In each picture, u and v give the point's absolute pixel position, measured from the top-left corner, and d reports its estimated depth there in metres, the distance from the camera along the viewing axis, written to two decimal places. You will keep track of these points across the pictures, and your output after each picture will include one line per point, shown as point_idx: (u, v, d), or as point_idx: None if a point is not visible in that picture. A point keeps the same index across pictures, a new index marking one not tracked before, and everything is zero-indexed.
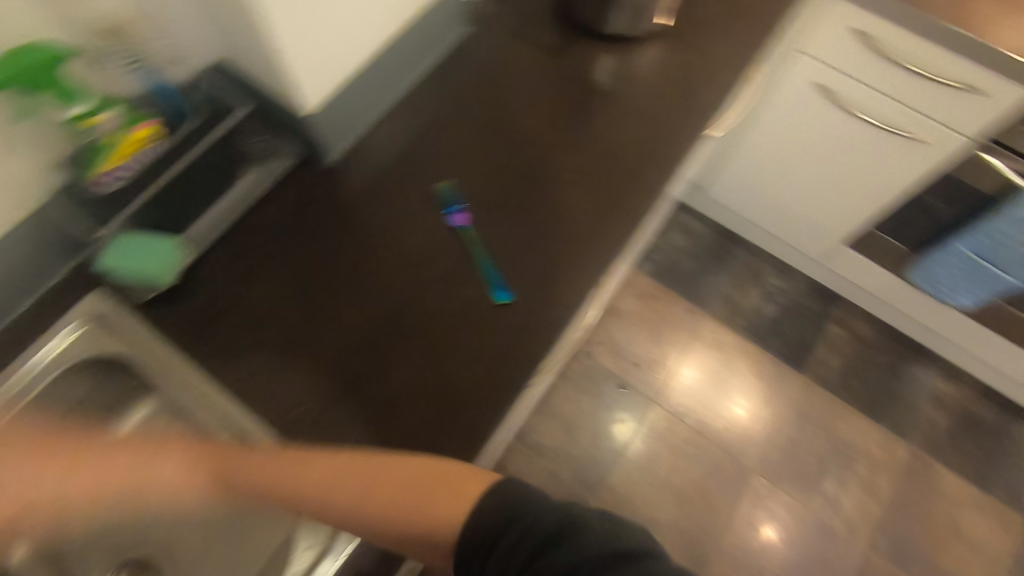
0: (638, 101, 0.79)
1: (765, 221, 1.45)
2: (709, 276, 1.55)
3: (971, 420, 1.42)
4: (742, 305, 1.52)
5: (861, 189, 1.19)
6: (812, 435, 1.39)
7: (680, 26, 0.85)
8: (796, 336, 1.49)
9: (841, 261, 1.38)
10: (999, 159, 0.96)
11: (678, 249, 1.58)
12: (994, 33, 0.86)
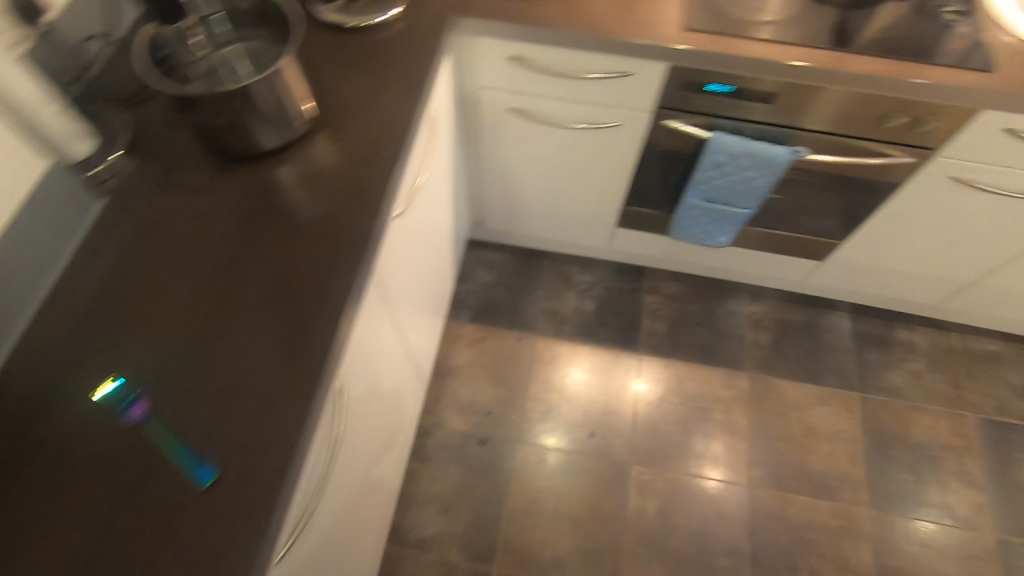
0: (308, 208, 0.77)
1: (546, 229, 1.49)
2: (524, 298, 1.58)
3: (787, 329, 1.55)
4: (563, 313, 1.56)
5: (597, 179, 1.25)
6: (666, 404, 1.44)
7: (334, 118, 0.86)
8: (620, 320, 1.56)
9: (621, 241, 1.46)
10: (679, 119, 1.06)
11: (487, 285, 1.59)
12: (615, 25, 0.94)
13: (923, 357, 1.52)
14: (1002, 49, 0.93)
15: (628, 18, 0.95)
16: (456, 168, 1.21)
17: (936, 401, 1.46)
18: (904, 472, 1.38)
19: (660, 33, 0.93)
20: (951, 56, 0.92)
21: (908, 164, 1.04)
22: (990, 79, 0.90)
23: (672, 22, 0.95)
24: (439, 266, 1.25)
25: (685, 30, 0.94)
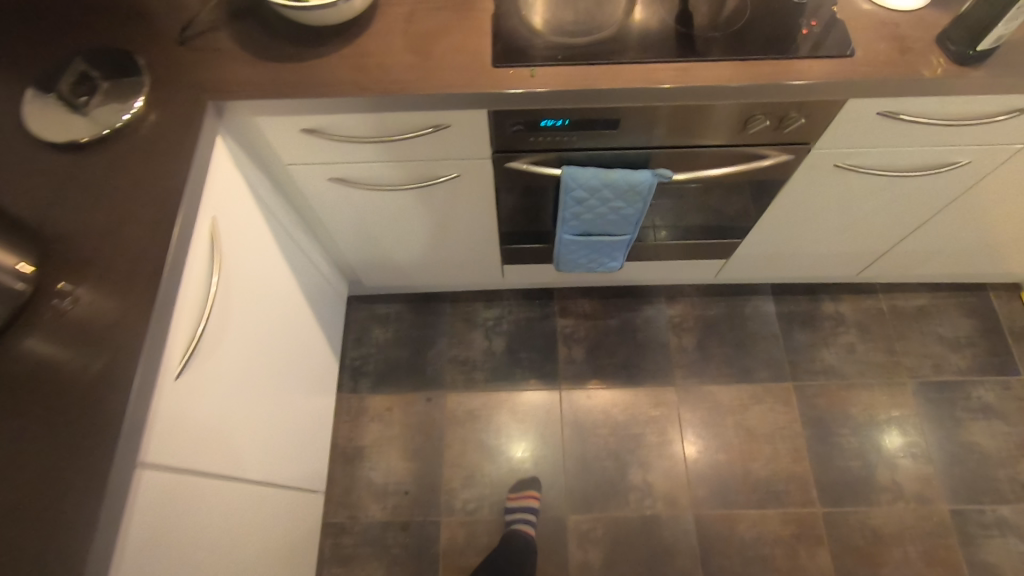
0: (32, 411, 0.61)
1: (429, 276, 1.34)
2: (427, 352, 1.43)
3: (710, 327, 1.45)
4: (472, 359, 1.42)
5: (459, 227, 1.10)
6: (596, 437, 1.34)
7: (67, 270, 0.68)
8: (534, 355, 1.43)
9: (512, 274, 1.32)
10: (522, 159, 0.90)
11: (385, 345, 1.44)
12: (410, 77, 0.77)
13: (853, 328, 1.44)
14: (862, 22, 0.79)
15: (425, 63, 0.78)
16: (291, 250, 1.04)
17: (872, 373, 1.39)
18: (850, 459, 1.31)
19: (466, 77, 0.77)
20: (806, 42, 0.78)
21: (785, 161, 0.91)
22: (852, 64, 0.76)
23: (480, 57, 0.78)
24: (301, 359, 1.10)
25: (496, 65, 0.77)
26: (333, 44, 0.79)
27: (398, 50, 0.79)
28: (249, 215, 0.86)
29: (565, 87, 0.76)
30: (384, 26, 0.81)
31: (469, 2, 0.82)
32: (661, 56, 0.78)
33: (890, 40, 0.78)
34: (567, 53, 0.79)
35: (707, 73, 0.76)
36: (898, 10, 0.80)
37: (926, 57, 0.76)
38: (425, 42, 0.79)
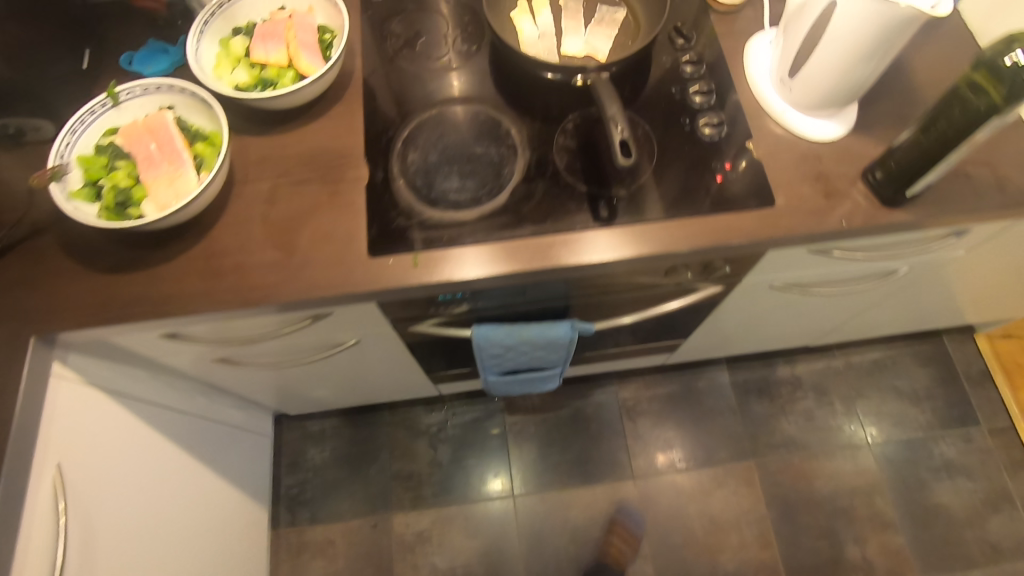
0: None
1: (361, 398, 1.23)
2: (369, 469, 1.34)
3: (665, 406, 1.38)
4: (417, 472, 1.33)
5: (378, 370, 1.00)
6: (554, 546, 1.27)
7: None
8: (483, 460, 1.34)
9: (449, 388, 1.22)
10: (427, 321, 0.80)
11: (323, 466, 1.34)
12: (273, 280, 0.66)
13: (810, 391, 1.38)
14: (781, 159, 0.70)
15: (290, 260, 0.67)
16: (184, 427, 0.92)
17: (833, 440, 1.34)
18: (816, 539, 1.27)
19: (339, 274, 0.66)
20: (721, 191, 0.69)
21: (715, 293, 0.83)
22: (773, 216, 0.68)
23: (353, 246, 0.67)
24: (214, 534, 1.00)
25: (372, 255, 0.67)
26: (182, 241, 0.68)
27: (258, 244, 0.68)
28: (113, 431, 0.75)
29: (453, 275, 0.66)
30: (241, 213, 0.69)
31: (339, 170, 0.71)
32: (560, 225, 0.68)
33: (812, 180, 0.69)
34: (452, 229, 0.68)
35: (613, 241, 0.67)
36: (814, 139, 0.71)
37: (852, 199, 0.68)
38: (291, 231, 0.68)
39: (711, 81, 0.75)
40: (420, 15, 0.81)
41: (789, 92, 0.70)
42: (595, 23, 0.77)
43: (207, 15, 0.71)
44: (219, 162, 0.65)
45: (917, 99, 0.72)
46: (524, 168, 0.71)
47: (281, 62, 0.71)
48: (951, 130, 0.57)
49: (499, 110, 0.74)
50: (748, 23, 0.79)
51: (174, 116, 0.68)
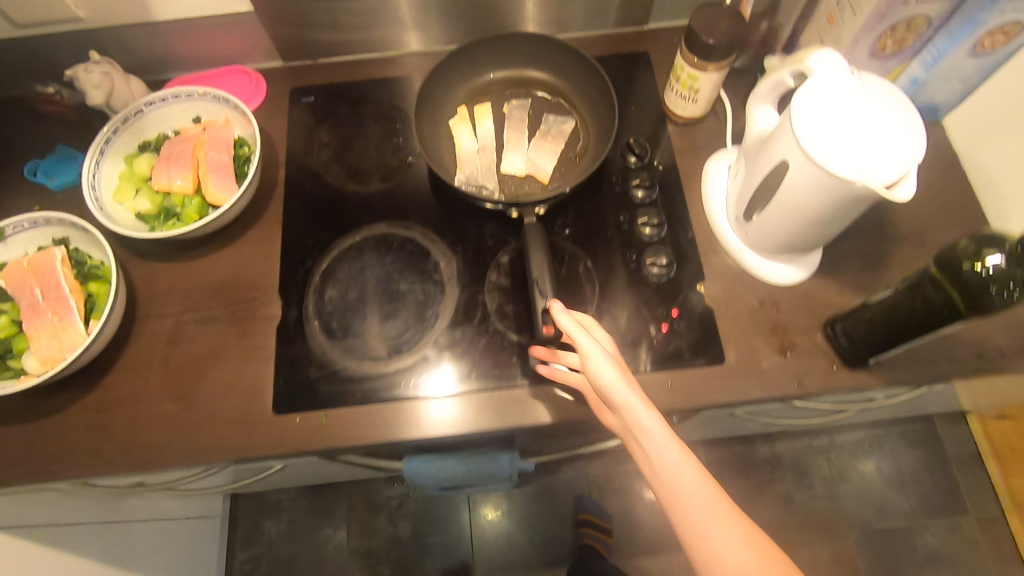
0: None
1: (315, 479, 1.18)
2: (324, 544, 1.29)
3: (635, 483, 1.32)
4: (374, 549, 1.28)
5: (320, 475, 0.95)
6: None
7: None
8: (444, 538, 1.29)
9: None
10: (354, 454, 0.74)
11: (278, 539, 1.29)
12: (166, 439, 0.60)
13: (789, 472, 1.31)
14: (735, 304, 0.64)
15: (187, 415, 0.61)
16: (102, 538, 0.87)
17: (811, 526, 1.27)
18: None
19: (239, 433, 0.60)
20: (666, 344, 0.62)
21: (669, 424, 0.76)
22: (721, 376, 0.61)
23: (258, 400, 0.61)
24: None
25: (277, 412, 0.61)
26: (72, 389, 0.62)
27: (154, 393, 0.62)
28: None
29: (363, 440, 0.60)
30: (139, 356, 0.63)
31: (250, 306, 0.65)
32: (485, 382, 0.61)
33: (767, 332, 0.62)
34: (367, 383, 0.62)
35: (542, 403, 0.61)
36: (769, 281, 0.64)
37: (811, 357, 0.61)
38: (190, 379, 0.62)
39: (663, 210, 0.69)
40: (353, 122, 0.75)
41: (744, 232, 0.63)
42: (540, 136, 0.70)
43: (107, 133, 0.66)
44: (105, 311, 0.60)
45: (887, 239, 0.66)
46: (451, 310, 0.64)
47: (186, 189, 0.65)
48: (912, 320, 0.50)
49: (428, 238, 0.68)
50: (707, 138, 0.72)
51: (63, 251, 0.62)
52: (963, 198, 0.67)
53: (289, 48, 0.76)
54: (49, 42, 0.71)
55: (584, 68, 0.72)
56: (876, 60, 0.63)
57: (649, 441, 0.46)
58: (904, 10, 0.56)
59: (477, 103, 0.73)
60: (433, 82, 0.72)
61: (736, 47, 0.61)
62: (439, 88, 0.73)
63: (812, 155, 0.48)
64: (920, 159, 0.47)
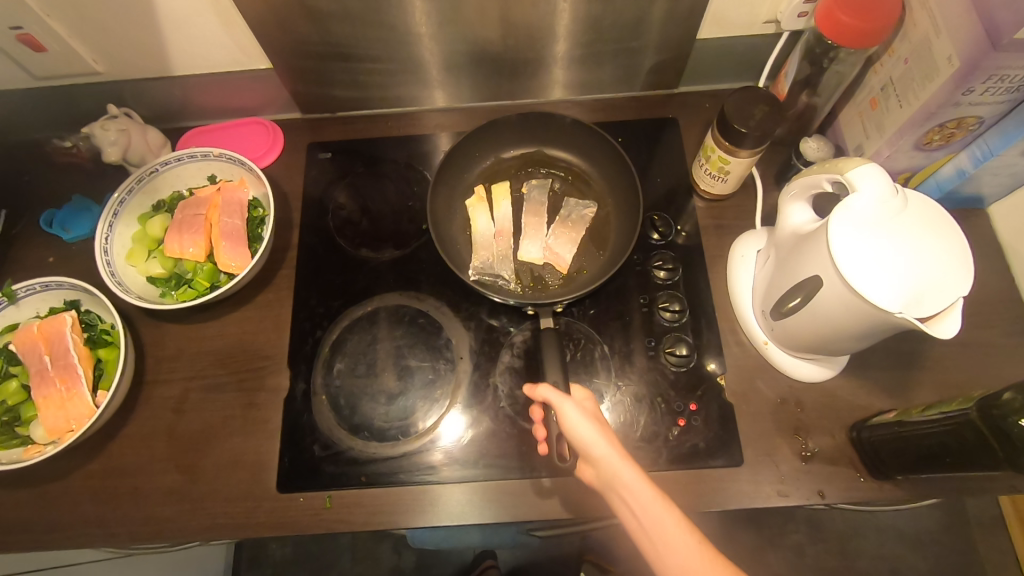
0: None
1: None
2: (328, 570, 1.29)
3: None
4: None
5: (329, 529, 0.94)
6: None
7: None
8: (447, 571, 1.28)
9: None
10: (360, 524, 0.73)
11: (283, 564, 1.30)
12: (168, 514, 0.59)
13: (802, 526, 1.26)
14: (755, 400, 0.61)
15: (191, 489, 0.60)
16: None
17: None
18: None
19: (243, 512, 0.59)
20: (682, 442, 0.60)
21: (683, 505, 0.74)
22: (738, 479, 0.58)
23: (262, 477, 0.61)
24: None
25: (281, 492, 0.60)
26: (76, 455, 0.61)
27: (159, 464, 0.61)
28: None
29: (366, 527, 0.58)
30: (146, 424, 0.63)
31: (257, 376, 0.65)
32: (492, 472, 0.59)
33: (789, 432, 0.60)
34: (372, 466, 0.60)
35: (551, 498, 0.59)
36: (793, 375, 0.61)
37: (835, 464, 0.58)
38: (196, 451, 0.62)
39: (684, 294, 0.67)
40: (368, 181, 0.74)
41: (770, 328, 0.60)
42: (559, 224, 0.69)
43: (122, 194, 0.65)
44: (114, 382, 0.59)
45: (921, 336, 0.62)
46: (461, 391, 0.63)
47: (198, 257, 0.64)
48: (948, 451, 0.48)
49: (442, 312, 0.67)
50: (734, 214, 0.70)
51: (73, 316, 0.61)
52: (1004, 295, 0.64)
53: (311, 102, 0.75)
54: (69, 93, 0.70)
55: (605, 154, 0.73)
56: (921, 152, 0.61)
57: (667, 541, 0.45)
58: (956, 111, 0.54)
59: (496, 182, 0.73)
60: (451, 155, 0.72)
61: (769, 136, 0.58)
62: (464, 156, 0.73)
63: (847, 281, 0.45)
64: (965, 294, 0.43)
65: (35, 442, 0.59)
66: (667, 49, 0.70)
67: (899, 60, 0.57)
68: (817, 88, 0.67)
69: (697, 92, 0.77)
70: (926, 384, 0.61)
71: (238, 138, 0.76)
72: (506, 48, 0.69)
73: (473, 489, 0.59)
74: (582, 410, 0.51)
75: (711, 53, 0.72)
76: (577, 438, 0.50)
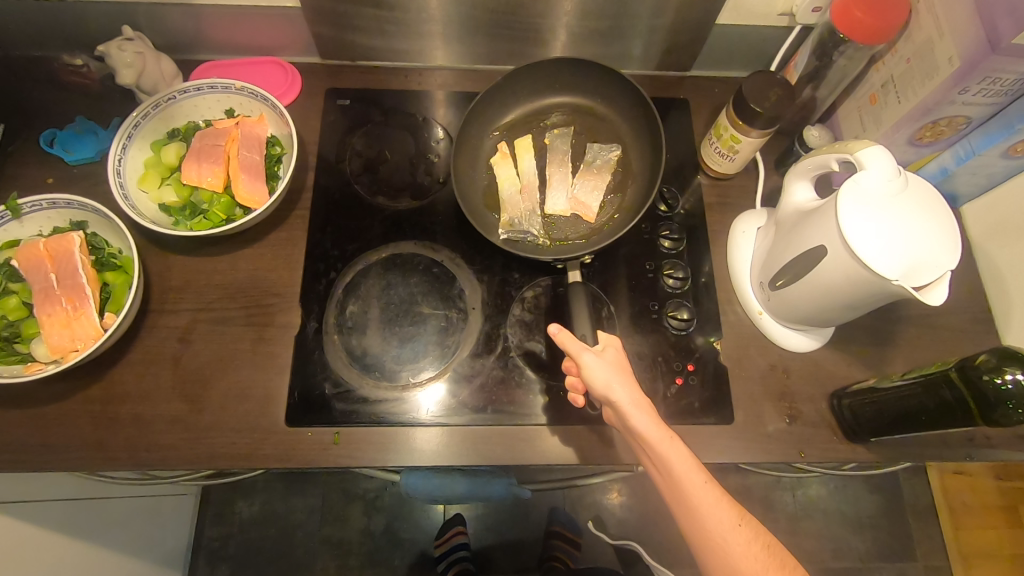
0: None
1: None
2: (296, 530, 1.28)
3: (605, 497, 1.32)
4: (346, 540, 1.28)
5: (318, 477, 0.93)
6: None
7: None
8: (416, 534, 1.30)
9: None
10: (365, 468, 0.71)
11: (249, 522, 1.28)
12: (172, 441, 0.59)
13: (755, 505, 1.34)
14: (747, 365, 0.66)
15: (197, 418, 0.60)
16: (80, 519, 0.84)
17: None
18: None
19: (249, 444, 0.60)
20: (679, 399, 0.64)
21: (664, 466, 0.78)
22: (729, 436, 0.63)
23: (270, 411, 0.61)
24: None
25: (289, 426, 0.60)
26: (74, 378, 0.60)
27: (162, 393, 0.61)
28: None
29: (373, 463, 0.59)
30: (151, 352, 0.62)
31: (270, 311, 0.65)
32: (498, 417, 0.62)
33: (776, 396, 0.64)
34: (381, 406, 0.62)
35: (557, 446, 0.61)
36: (784, 347, 0.66)
37: (815, 427, 0.63)
38: (203, 381, 0.61)
39: (687, 262, 0.71)
40: (384, 131, 0.75)
41: (766, 298, 0.65)
42: (584, 172, 0.71)
43: (137, 117, 0.64)
44: (125, 307, 0.59)
45: (897, 318, 0.68)
46: (472, 337, 0.65)
47: (215, 189, 0.63)
48: (924, 410, 0.53)
49: (455, 262, 0.69)
50: (737, 193, 0.74)
51: (81, 237, 0.59)
52: (970, 286, 0.70)
53: (332, 47, 0.75)
54: (78, 10, 0.67)
55: (618, 90, 0.74)
56: (913, 147, 0.66)
57: (685, 485, 0.48)
58: (948, 109, 0.59)
59: (519, 136, 0.74)
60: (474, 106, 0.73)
61: (780, 119, 0.62)
62: (481, 109, 0.74)
63: (855, 247, 0.49)
64: (954, 267, 0.49)
65: (35, 360, 0.58)
66: (687, 31, 0.74)
67: (901, 60, 0.62)
68: (821, 82, 0.72)
69: (707, 76, 0.81)
70: (899, 360, 0.66)
71: (255, 77, 0.76)
72: (535, 13, 0.71)
73: (481, 431, 0.61)
74: (600, 360, 0.53)
75: (725, 39, 0.75)
76: (595, 386, 0.52)
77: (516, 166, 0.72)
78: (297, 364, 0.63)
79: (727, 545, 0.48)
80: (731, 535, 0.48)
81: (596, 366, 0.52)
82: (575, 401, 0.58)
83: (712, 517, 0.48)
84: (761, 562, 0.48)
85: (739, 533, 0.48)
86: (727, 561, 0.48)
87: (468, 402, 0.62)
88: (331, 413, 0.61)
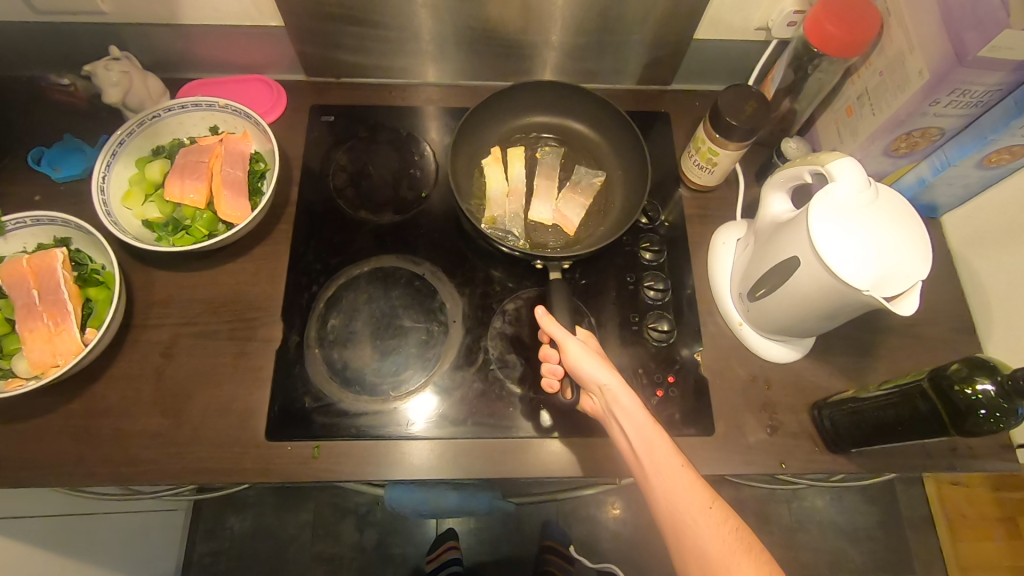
0: None
1: None
2: (288, 545, 1.28)
3: (600, 511, 1.31)
4: (339, 555, 1.27)
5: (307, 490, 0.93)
6: None
7: None
8: (408, 549, 1.29)
9: None
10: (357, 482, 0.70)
11: (241, 537, 1.27)
12: (152, 456, 0.59)
13: (751, 517, 1.33)
14: (728, 376, 0.66)
15: (177, 432, 0.60)
16: (68, 535, 0.84)
17: None
18: None
19: (229, 458, 0.60)
20: (660, 410, 0.64)
21: None
22: (710, 448, 0.63)
23: (251, 425, 0.61)
24: None
25: (268, 440, 0.60)
26: (57, 394, 0.60)
27: (143, 407, 0.61)
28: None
29: (353, 477, 0.59)
30: (132, 366, 0.62)
31: (252, 325, 0.65)
32: (479, 430, 0.62)
33: (758, 407, 0.64)
34: (361, 418, 0.62)
35: (537, 458, 0.61)
36: (764, 356, 0.66)
37: (796, 438, 0.63)
38: (184, 396, 0.62)
39: (668, 274, 0.71)
40: (368, 147, 0.76)
41: (745, 309, 0.65)
42: (569, 189, 0.72)
43: (121, 135, 0.65)
44: (105, 322, 0.59)
45: (878, 328, 0.68)
46: (453, 352, 0.65)
47: (197, 205, 0.64)
48: (901, 421, 0.53)
49: (436, 276, 0.70)
50: (718, 205, 0.75)
51: (64, 253, 0.60)
52: (952, 296, 0.70)
53: (318, 65, 0.76)
54: (69, 31, 0.69)
55: (608, 116, 0.76)
56: (889, 158, 0.67)
57: (660, 466, 0.50)
58: (922, 120, 0.60)
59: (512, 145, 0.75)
60: (474, 119, 0.74)
61: (756, 131, 0.63)
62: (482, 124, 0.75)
63: (824, 252, 0.50)
64: (926, 276, 0.49)
65: (16, 375, 0.58)
66: (666, 46, 0.75)
67: (874, 73, 0.63)
68: (799, 95, 0.72)
69: (688, 90, 0.82)
70: (882, 370, 0.66)
71: (242, 95, 0.77)
72: (516, 30, 0.72)
73: (461, 443, 0.61)
74: (585, 347, 0.55)
75: (705, 53, 0.76)
76: (581, 370, 0.54)
77: (506, 172, 0.73)
78: (278, 379, 0.63)
79: (702, 526, 0.47)
80: (705, 517, 0.48)
81: (582, 351, 0.54)
82: (550, 388, 0.58)
83: (688, 498, 0.48)
84: (731, 544, 0.47)
85: (715, 513, 0.48)
86: (701, 544, 0.47)
87: (449, 414, 0.62)
88: (309, 428, 0.61)
